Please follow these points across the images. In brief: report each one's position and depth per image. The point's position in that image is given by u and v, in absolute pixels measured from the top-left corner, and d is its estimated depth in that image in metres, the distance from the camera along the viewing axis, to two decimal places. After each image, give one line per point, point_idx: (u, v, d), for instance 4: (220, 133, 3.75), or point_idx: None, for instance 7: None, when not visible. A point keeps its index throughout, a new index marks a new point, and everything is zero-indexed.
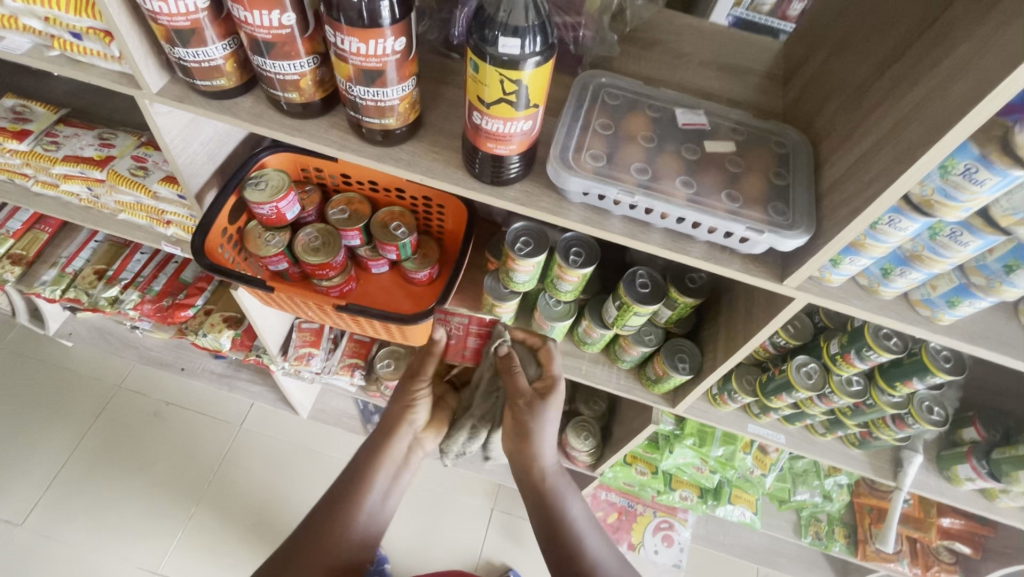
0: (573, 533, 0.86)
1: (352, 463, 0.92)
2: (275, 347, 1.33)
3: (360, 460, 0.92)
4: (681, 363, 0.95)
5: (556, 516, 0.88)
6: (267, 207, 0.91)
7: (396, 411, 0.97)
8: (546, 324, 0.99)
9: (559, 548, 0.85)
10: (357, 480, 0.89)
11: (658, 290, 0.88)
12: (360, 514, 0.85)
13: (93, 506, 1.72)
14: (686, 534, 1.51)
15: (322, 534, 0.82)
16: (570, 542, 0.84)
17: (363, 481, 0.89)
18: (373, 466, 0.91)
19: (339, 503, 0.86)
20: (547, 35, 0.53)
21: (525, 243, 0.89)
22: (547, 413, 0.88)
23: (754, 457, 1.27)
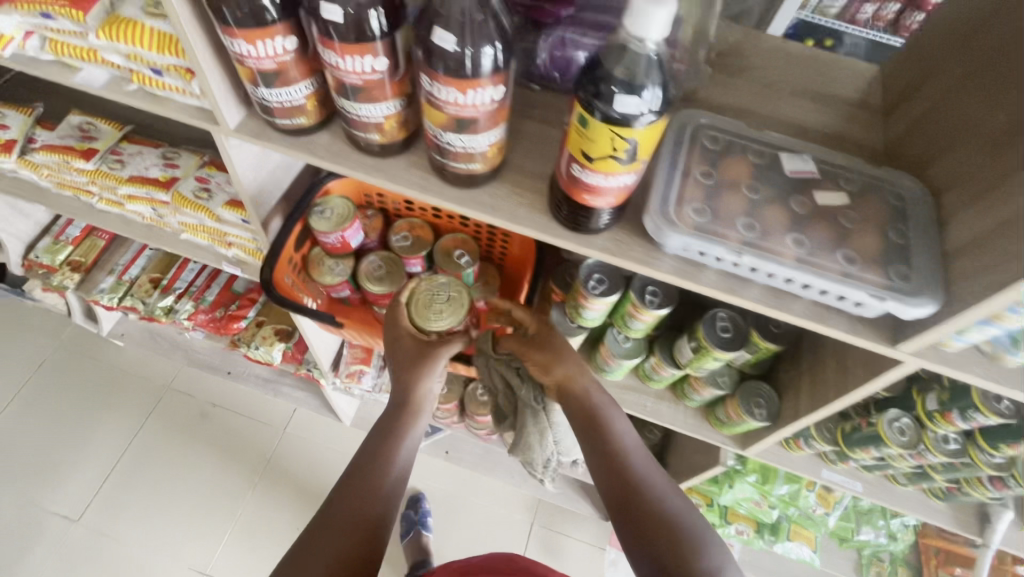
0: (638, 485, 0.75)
1: (377, 424, 0.87)
2: (327, 364, 1.33)
3: (387, 420, 0.86)
4: (757, 409, 0.90)
5: (611, 458, 0.78)
6: (332, 235, 0.91)
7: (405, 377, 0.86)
8: (613, 360, 0.96)
9: (623, 490, 0.76)
10: (386, 439, 0.84)
11: (740, 336, 0.83)
12: (388, 472, 0.82)
13: (145, 504, 1.77)
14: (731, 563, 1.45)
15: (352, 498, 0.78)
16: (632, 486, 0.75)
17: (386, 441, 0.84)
18: (399, 427, 0.85)
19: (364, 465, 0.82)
20: (667, 91, 0.49)
21: (599, 280, 0.85)
22: (564, 354, 0.83)
23: (818, 496, 1.22)
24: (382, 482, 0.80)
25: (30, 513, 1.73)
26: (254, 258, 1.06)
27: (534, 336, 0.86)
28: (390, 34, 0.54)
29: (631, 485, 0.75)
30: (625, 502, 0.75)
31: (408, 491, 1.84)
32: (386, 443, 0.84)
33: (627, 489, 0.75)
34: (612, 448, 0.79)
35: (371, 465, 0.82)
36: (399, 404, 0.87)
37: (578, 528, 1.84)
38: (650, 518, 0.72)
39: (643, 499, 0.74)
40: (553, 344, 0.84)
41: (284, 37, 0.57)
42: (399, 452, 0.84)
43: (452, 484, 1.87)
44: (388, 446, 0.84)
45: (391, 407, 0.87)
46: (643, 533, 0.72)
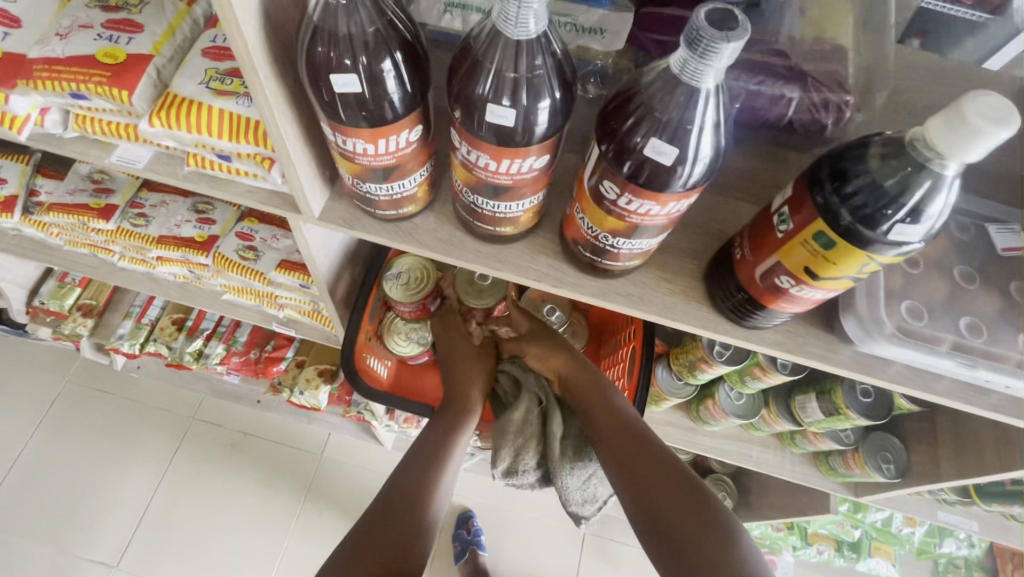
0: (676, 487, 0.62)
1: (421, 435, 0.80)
2: (382, 409, 1.26)
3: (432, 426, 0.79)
4: (886, 464, 0.84)
5: (638, 454, 0.67)
6: (412, 305, 0.81)
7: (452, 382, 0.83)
8: (724, 417, 0.88)
9: (658, 493, 0.63)
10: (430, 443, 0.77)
11: (883, 400, 0.75)
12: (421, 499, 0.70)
13: (185, 543, 1.70)
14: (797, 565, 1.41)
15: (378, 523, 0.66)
16: (665, 488, 0.63)
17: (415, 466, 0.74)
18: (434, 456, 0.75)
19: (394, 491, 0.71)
20: (954, 201, 0.38)
21: (724, 344, 0.77)
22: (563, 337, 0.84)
23: (906, 516, 1.19)
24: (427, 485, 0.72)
25: (65, 561, 1.65)
26: (309, 318, 0.94)
27: (534, 328, 0.85)
28: (558, 129, 0.41)
29: (666, 484, 0.63)
30: (658, 508, 0.62)
31: (457, 509, 1.79)
32: (421, 461, 0.74)
33: (662, 494, 0.62)
34: (626, 431, 0.69)
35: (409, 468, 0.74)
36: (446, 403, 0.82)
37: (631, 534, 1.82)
38: (691, 503, 0.61)
39: (683, 482, 0.63)
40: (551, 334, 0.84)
41: (410, 129, 0.44)
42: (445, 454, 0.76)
43: (500, 499, 1.82)
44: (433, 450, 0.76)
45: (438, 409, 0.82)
46: (677, 529, 0.59)
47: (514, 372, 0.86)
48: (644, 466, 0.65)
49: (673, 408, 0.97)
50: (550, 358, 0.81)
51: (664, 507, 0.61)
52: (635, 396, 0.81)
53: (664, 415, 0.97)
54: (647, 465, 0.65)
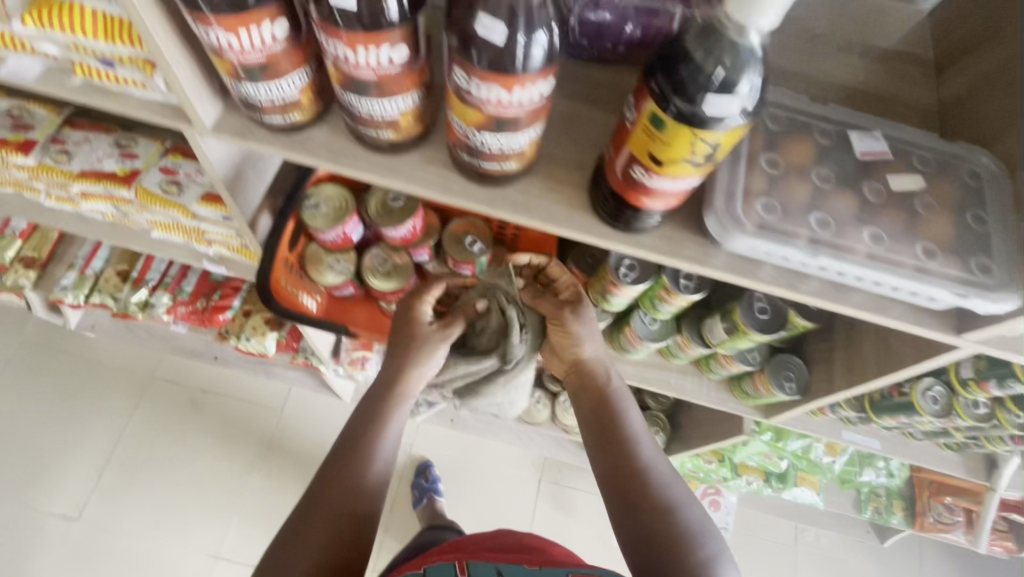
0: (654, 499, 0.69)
1: (357, 418, 0.79)
2: (326, 352, 1.25)
3: (374, 406, 0.79)
4: (788, 382, 0.89)
5: (628, 466, 0.72)
6: (332, 232, 0.82)
7: (408, 347, 0.81)
8: (639, 342, 0.93)
9: (637, 501, 0.69)
10: (364, 427, 0.77)
11: (778, 316, 0.79)
12: (371, 467, 0.74)
13: (147, 497, 1.72)
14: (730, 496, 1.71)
15: (329, 486, 0.71)
16: (642, 499, 0.69)
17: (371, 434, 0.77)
18: (382, 423, 0.77)
19: (348, 455, 0.74)
20: (763, 80, 0.41)
21: (630, 267, 0.80)
22: (584, 322, 0.78)
23: (826, 446, 1.26)
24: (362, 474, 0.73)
25: (25, 515, 1.67)
26: (239, 254, 0.95)
27: (570, 310, 0.79)
28: (410, 19, 0.44)
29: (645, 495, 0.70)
30: (636, 518, 0.69)
31: (416, 460, 1.84)
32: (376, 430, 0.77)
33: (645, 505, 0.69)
34: (622, 447, 0.73)
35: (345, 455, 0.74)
36: (381, 384, 0.81)
37: (585, 481, 1.90)
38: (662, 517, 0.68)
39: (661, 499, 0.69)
40: (583, 311, 0.79)
41: (272, 22, 0.46)
42: (379, 441, 0.76)
43: (459, 450, 1.87)
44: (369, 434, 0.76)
45: (372, 389, 0.81)
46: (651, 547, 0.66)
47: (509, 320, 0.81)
48: (632, 480, 0.71)
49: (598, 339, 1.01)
50: (565, 351, 0.79)
51: (640, 516, 0.68)
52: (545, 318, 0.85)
53: None
54: (635, 476, 0.71)
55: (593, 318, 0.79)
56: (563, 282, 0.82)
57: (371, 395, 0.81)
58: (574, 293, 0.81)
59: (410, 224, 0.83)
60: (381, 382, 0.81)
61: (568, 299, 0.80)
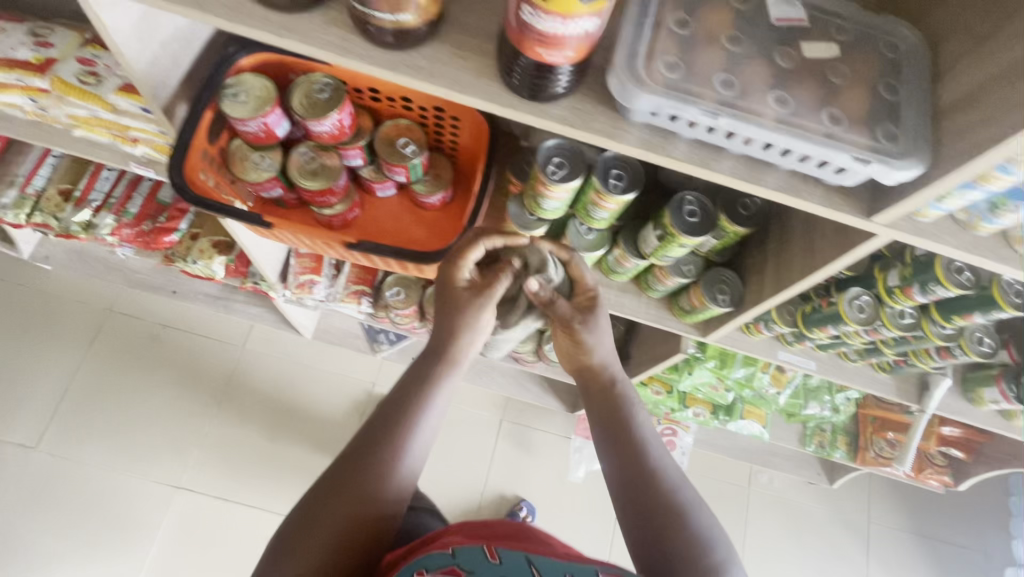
0: (670, 503, 0.68)
1: (383, 403, 0.75)
2: (273, 275, 1.23)
3: (402, 392, 0.75)
4: (721, 295, 0.89)
5: (644, 468, 0.71)
6: (252, 123, 0.79)
7: (442, 330, 0.78)
8: (574, 253, 0.91)
9: (653, 505, 0.68)
10: (406, 397, 0.74)
11: (707, 219, 0.78)
12: (396, 459, 0.69)
13: (106, 429, 1.72)
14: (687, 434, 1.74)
15: (352, 476, 0.66)
16: (658, 503, 0.68)
17: (397, 418, 0.72)
18: (411, 410, 0.73)
19: (373, 442, 0.70)
20: None
21: (559, 165, 0.78)
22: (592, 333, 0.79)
23: (772, 377, 1.28)
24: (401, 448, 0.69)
25: None
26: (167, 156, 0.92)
27: (582, 318, 0.79)
28: None
29: (660, 497, 0.68)
30: (649, 520, 0.67)
31: (378, 398, 1.84)
32: (404, 416, 0.72)
33: (661, 509, 0.67)
34: (639, 451, 0.72)
35: (381, 425, 0.71)
36: (428, 352, 0.78)
37: (547, 422, 1.92)
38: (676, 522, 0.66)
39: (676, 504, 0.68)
40: (595, 322, 0.79)
41: None
42: (422, 410, 0.73)
43: None
44: (411, 403, 0.73)
45: (418, 357, 0.78)
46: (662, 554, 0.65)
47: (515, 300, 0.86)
48: (646, 485, 0.69)
49: None
50: (581, 351, 0.80)
51: (652, 521, 0.67)
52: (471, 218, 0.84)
53: None
54: (651, 479, 0.70)
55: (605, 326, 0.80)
56: (584, 285, 0.80)
57: (416, 364, 0.78)
58: (589, 300, 0.80)
59: (337, 118, 0.80)
60: (427, 351, 0.78)
61: (582, 303, 0.79)
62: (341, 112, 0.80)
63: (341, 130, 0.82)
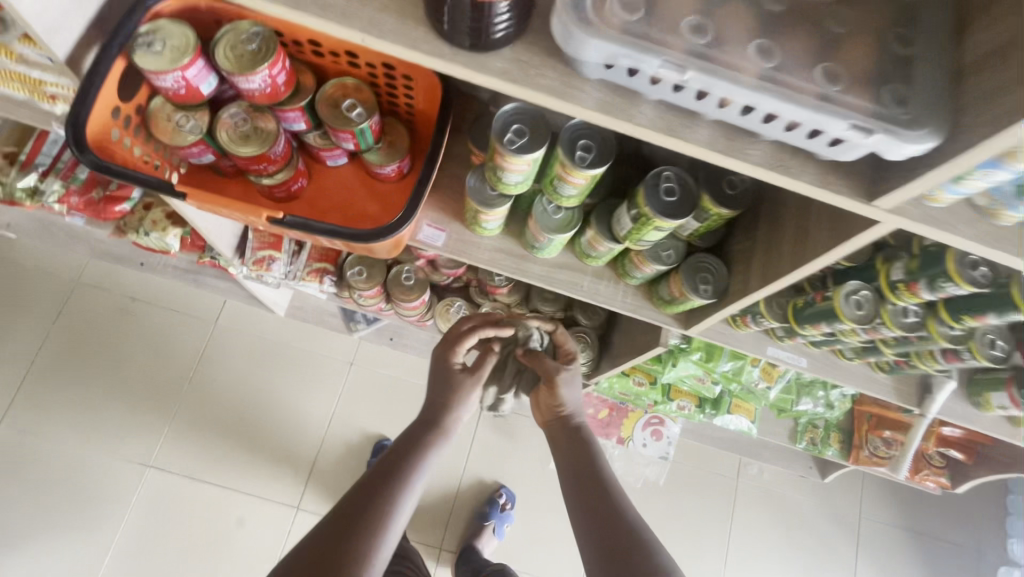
0: (638, 542, 0.74)
1: (369, 470, 0.75)
2: (229, 250, 1.14)
3: (388, 459, 0.77)
4: (703, 285, 0.79)
5: (607, 509, 0.79)
6: (169, 78, 0.69)
7: (436, 399, 0.85)
8: (542, 235, 0.82)
9: (619, 545, 0.74)
10: (404, 457, 0.77)
11: (686, 199, 0.68)
12: (385, 523, 0.68)
13: (73, 405, 1.67)
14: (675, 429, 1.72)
15: (338, 543, 0.64)
16: (623, 544, 0.74)
17: (385, 481, 0.73)
18: (402, 474, 0.74)
19: (359, 506, 0.69)
20: None
21: (518, 133, 0.68)
22: (566, 387, 0.93)
23: (763, 371, 1.19)
24: (400, 500, 0.71)
25: None
26: None
27: (564, 374, 0.96)
28: None
29: (627, 536, 0.75)
30: (617, 558, 0.73)
31: (355, 380, 1.78)
32: (390, 478, 0.73)
33: (626, 549, 0.73)
34: (604, 496, 0.81)
35: (379, 480, 0.73)
36: (421, 421, 0.83)
37: None
38: (640, 558, 0.72)
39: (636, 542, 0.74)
40: (570, 376, 0.95)
41: None
42: (417, 468, 0.76)
43: (401, 371, 1.81)
44: (409, 462, 0.76)
45: (415, 424, 0.83)
46: None
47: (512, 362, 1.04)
48: (613, 526, 0.76)
49: (506, 235, 0.90)
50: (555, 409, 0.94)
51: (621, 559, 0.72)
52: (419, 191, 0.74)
53: (496, 242, 0.90)
54: (614, 520, 0.77)
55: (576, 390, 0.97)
56: (564, 347, 0.99)
57: (411, 431, 0.82)
58: (568, 357, 0.97)
59: (269, 74, 0.70)
60: (424, 419, 0.84)
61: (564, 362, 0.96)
62: (272, 66, 0.70)
63: (274, 87, 0.72)
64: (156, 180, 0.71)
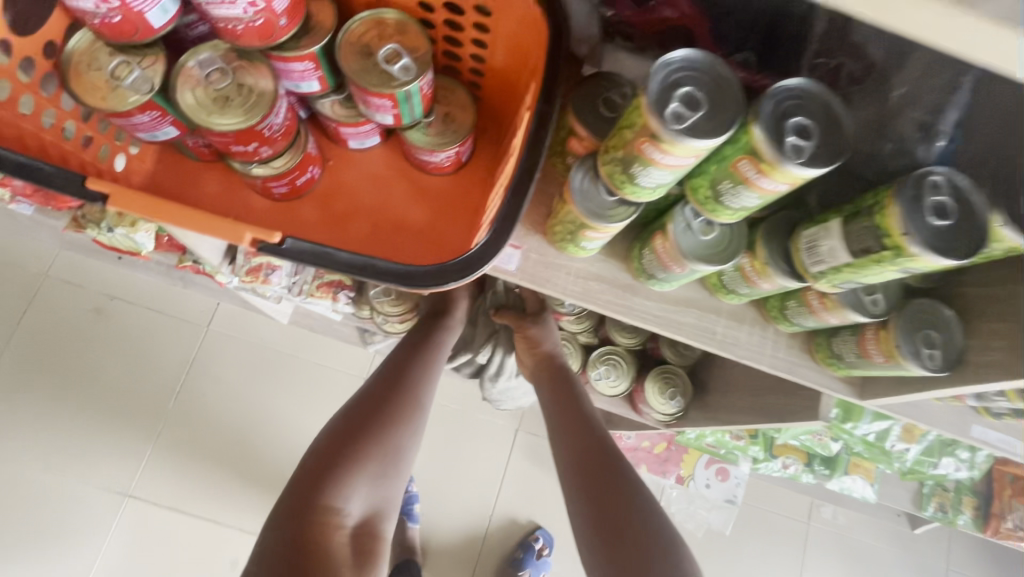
0: (612, 461, 0.70)
1: (376, 372, 0.79)
2: (217, 258, 0.81)
3: (388, 362, 0.80)
4: (929, 350, 0.51)
5: (587, 431, 0.74)
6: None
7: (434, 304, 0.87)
8: (676, 263, 0.54)
9: (592, 464, 0.70)
10: (413, 348, 0.81)
11: (966, 222, 0.40)
12: (383, 421, 0.72)
13: (38, 422, 1.41)
14: (743, 470, 1.49)
15: (334, 440, 0.70)
16: (598, 464, 0.70)
17: (382, 382, 0.77)
18: (401, 374, 0.78)
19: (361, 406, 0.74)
20: None
21: (687, 102, 0.39)
22: (538, 326, 0.84)
23: (902, 429, 0.92)
24: (401, 396, 0.75)
25: None
26: None
27: (534, 317, 0.86)
28: None
29: (602, 455, 0.70)
30: (592, 476, 0.69)
31: None
32: (386, 382, 0.77)
33: (602, 468, 0.69)
34: (583, 426, 0.74)
35: (391, 369, 0.78)
36: (427, 318, 0.85)
37: None
38: (611, 480, 0.67)
39: (610, 467, 0.69)
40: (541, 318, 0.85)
41: None
42: (416, 370, 0.79)
43: None
44: (412, 359, 0.80)
45: (419, 324, 0.85)
46: (603, 508, 0.65)
47: (481, 324, 0.94)
48: (591, 451, 0.71)
49: (604, 254, 0.62)
50: (532, 347, 0.85)
51: (593, 477, 0.69)
52: (504, 195, 0.45)
53: (589, 264, 0.62)
54: (593, 441, 0.72)
55: (555, 327, 0.86)
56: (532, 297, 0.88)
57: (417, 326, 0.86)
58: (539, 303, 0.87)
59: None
60: (430, 310, 0.87)
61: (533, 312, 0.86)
62: None
63: (268, 15, 0.44)
64: (66, 173, 0.42)
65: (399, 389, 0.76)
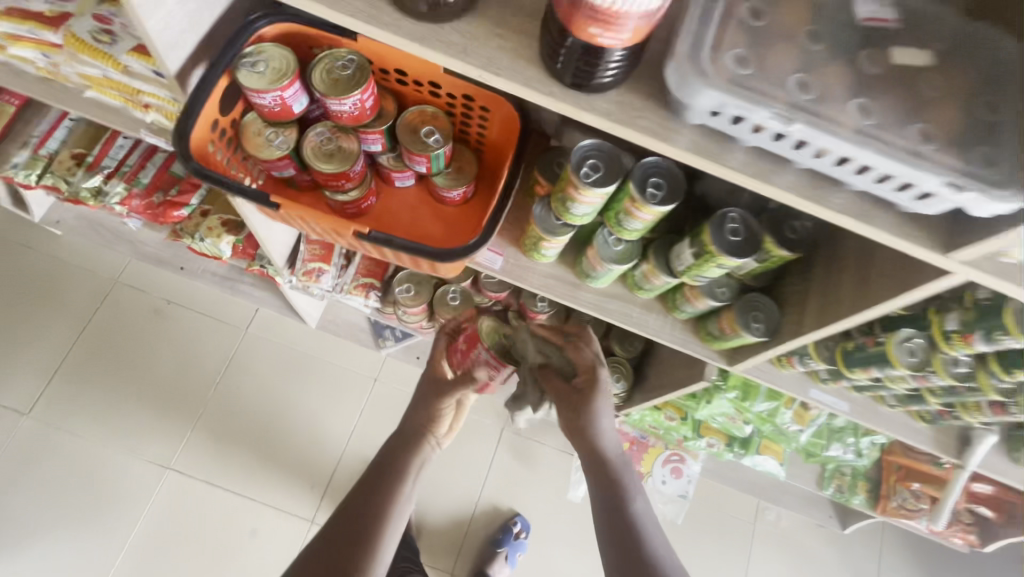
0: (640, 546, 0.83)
1: (363, 479, 0.91)
2: (281, 261, 1.16)
3: (377, 471, 0.92)
4: (755, 323, 0.81)
5: (616, 519, 0.86)
6: (268, 96, 0.73)
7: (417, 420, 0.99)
8: (601, 265, 0.85)
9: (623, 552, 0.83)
10: (394, 463, 0.94)
11: (750, 240, 0.71)
12: (371, 531, 0.84)
13: (99, 403, 1.68)
14: (694, 468, 1.75)
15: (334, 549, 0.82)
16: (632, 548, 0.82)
17: (373, 493, 0.89)
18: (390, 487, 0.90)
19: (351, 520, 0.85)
20: None
21: (593, 167, 0.71)
22: (583, 411, 0.90)
23: (794, 413, 1.20)
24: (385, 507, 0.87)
25: None
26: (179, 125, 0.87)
27: (580, 396, 0.90)
28: None
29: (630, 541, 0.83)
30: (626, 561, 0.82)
31: (379, 397, 1.79)
32: (376, 496, 0.89)
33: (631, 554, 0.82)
34: (620, 513, 0.86)
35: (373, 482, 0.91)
36: (404, 435, 0.98)
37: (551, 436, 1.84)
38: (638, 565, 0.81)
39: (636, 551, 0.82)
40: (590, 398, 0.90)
41: None
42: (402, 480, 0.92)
43: None
44: (393, 471, 0.93)
45: (394, 439, 0.98)
46: None
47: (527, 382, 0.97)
48: (624, 535, 0.84)
49: (558, 262, 0.93)
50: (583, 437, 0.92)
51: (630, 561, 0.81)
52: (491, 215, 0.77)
53: (548, 268, 0.93)
54: (625, 529, 0.85)
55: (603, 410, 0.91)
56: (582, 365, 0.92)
57: (397, 438, 0.99)
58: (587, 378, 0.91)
59: (362, 98, 0.75)
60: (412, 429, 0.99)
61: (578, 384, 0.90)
62: (365, 89, 0.74)
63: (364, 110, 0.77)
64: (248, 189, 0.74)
65: (387, 499, 0.89)
